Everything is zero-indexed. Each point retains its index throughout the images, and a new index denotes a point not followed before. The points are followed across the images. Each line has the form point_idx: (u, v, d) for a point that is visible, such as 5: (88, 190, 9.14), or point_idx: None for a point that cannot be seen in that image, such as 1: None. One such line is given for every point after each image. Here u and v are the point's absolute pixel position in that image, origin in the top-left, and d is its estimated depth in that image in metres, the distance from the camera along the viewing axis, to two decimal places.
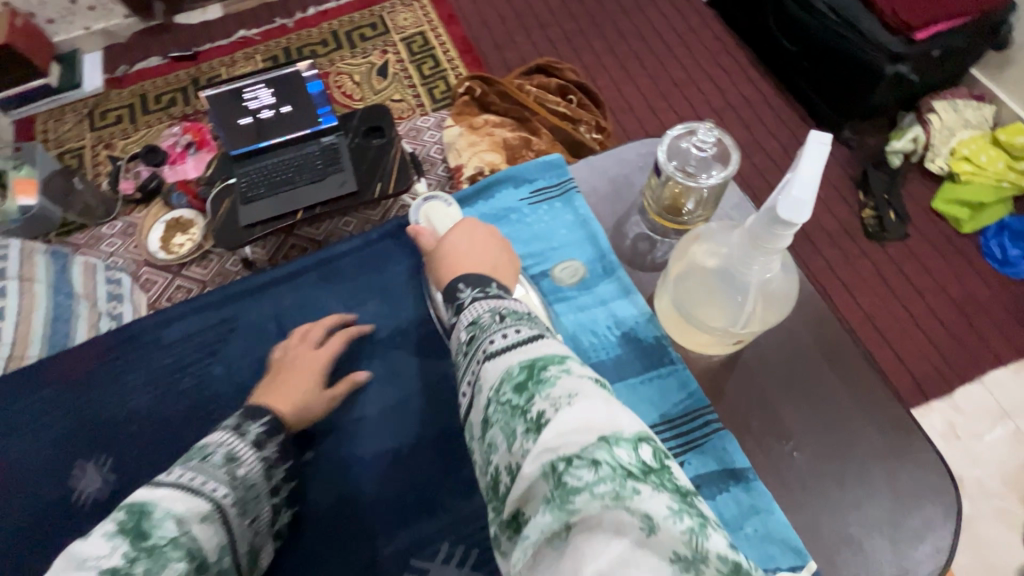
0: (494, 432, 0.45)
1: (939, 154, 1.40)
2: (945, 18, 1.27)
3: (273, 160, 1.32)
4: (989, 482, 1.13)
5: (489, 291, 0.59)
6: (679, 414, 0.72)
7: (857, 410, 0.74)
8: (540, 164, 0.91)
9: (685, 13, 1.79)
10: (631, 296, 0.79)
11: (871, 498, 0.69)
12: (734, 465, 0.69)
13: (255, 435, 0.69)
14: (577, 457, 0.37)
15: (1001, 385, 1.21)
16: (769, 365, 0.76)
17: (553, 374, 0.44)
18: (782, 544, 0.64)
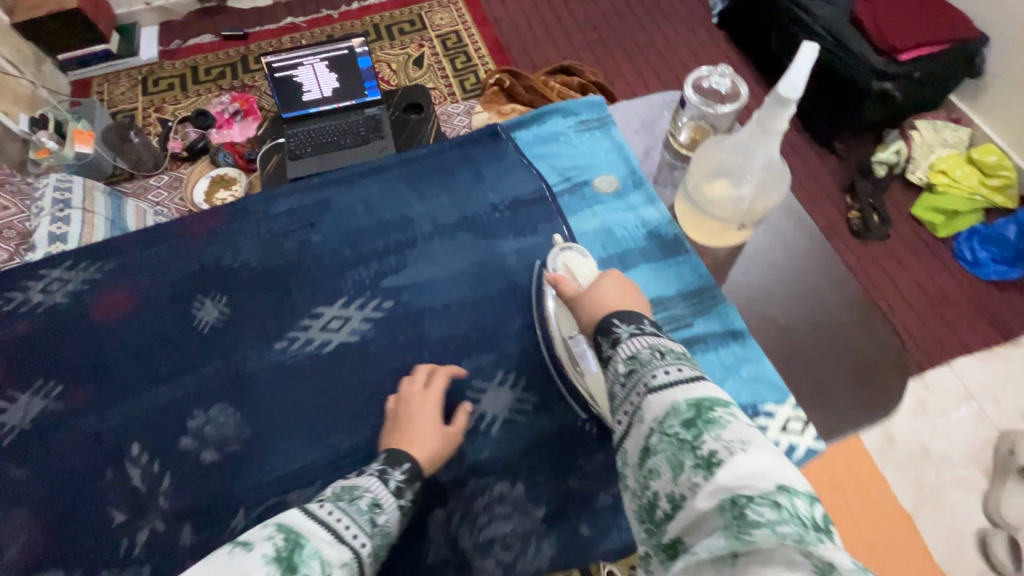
0: (657, 459, 0.49)
1: (919, 167, 1.56)
2: (925, 44, 1.44)
3: (320, 125, 1.45)
4: (953, 455, 1.24)
5: (644, 327, 0.60)
6: (693, 290, 0.86)
7: (838, 298, 0.87)
8: (587, 100, 1.05)
9: (697, 32, 1.97)
10: (656, 204, 0.94)
11: (843, 359, 0.82)
12: (734, 326, 0.83)
13: (394, 484, 0.66)
14: (758, 495, 0.41)
15: (967, 371, 1.34)
16: (765, 255, 0.90)
17: (721, 415, 0.48)
18: (769, 385, 0.78)
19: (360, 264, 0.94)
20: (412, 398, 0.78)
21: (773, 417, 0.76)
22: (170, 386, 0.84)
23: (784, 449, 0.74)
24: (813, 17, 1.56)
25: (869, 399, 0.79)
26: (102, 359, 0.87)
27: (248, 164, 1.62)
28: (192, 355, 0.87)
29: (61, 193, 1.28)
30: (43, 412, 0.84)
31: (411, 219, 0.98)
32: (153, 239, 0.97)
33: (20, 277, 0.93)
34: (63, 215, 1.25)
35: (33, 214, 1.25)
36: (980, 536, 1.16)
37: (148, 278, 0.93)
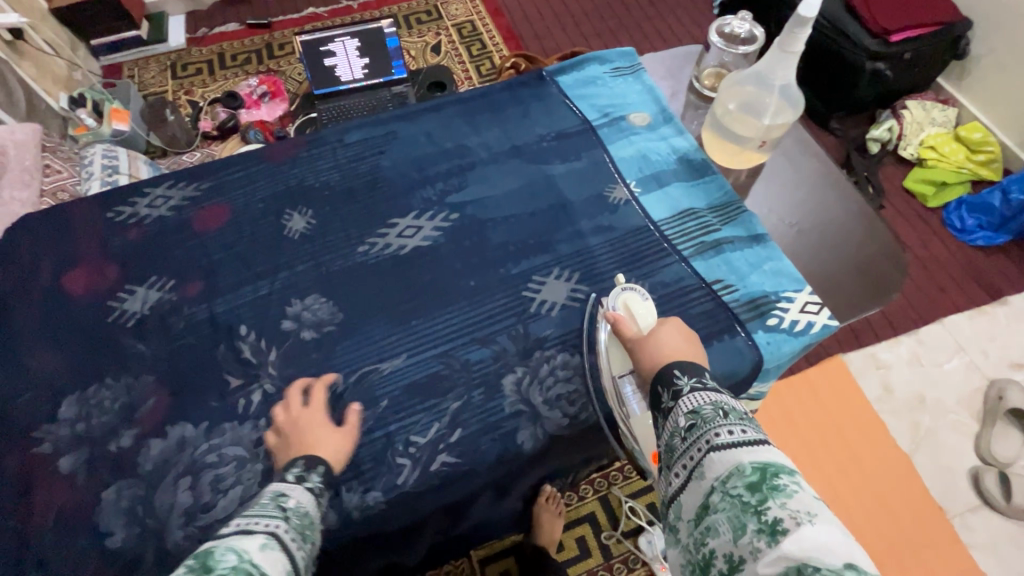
0: (716, 517, 0.49)
1: (910, 143, 1.67)
2: (914, 26, 1.55)
3: (350, 100, 1.53)
4: (946, 401, 1.34)
5: (706, 382, 0.63)
6: (720, 203, 0.97)
7: (840, 209, 1.03)
8: (620, 50, 1.17)
9: (700, 22, 2.08)
10: (685, 134, 1.05)
11: (846, 256, 0.98)
12: (758, 232, 0.94)
13: (293, 476, 0.63)
14: (827, 569, 0.41)
15: (958, 327, 1.43)
16: (777, 176, 1.06)
17: (787, 484, 0.48)
18: (789, 277, 0.89)
19: (426, 184, 1.01)
20: (298, 416, 0.75)
21: (792, 300, 0.87)
22: (270, 280, 0.91)
23: (803, 325, 0.85)
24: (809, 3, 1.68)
25: (872, 289, 0.95)
26: (208, 260, 0.93)
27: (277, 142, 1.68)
28: (284, 257, 0.93)
29: (108, 160, 1.35)
30: (161, 301, 0.89)
31: (468, 147, 1.06)
32: (242, 163, 1.03)
33: (127, 194, 1.00)
34: (112, 180, 1.32)
35: (84, 178, 1.32)
36: (972, 473, 1.24)
37: (242, 194, 1.00)
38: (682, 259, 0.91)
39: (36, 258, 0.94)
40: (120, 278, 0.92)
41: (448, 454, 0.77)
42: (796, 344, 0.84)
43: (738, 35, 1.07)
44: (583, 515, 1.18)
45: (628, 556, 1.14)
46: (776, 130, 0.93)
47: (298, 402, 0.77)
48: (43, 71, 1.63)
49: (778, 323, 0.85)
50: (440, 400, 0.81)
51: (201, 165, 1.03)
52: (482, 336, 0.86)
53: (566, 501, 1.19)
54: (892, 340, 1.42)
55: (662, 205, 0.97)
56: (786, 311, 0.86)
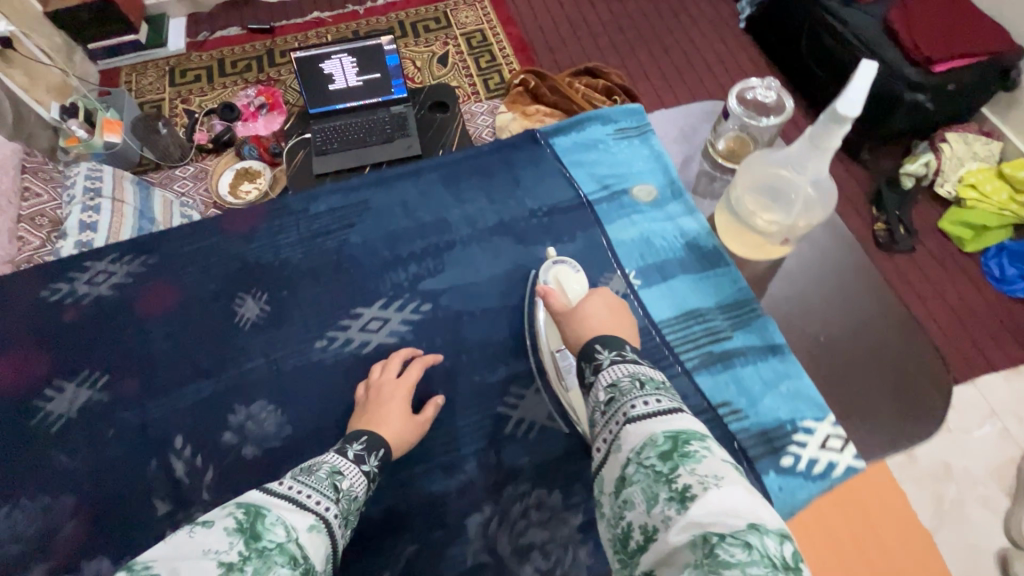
0: (631, 490, 0.49)
1: (948, 180, 1.54)
2: (960, 55, 1.42)
3: (345, 121, 1.46)
4: (974, 471, 1.23)
5: (626, 355, 0.61)
6: (731, 302, 0.88)
7: (880, 314, 0.88)
8: (627, 109, 1.07)
9: (724, 37, 1.96)
10: (695, 214, 0.96)
11: (884, 377, 0.82)
12: (774, 341, 0.84)
13: (354, 453, 0.67)
14: (730, 535, 0.41)
15: (991, 388, 1.32)
16: (805, 270, 0.92)
17: (696, 451, 0.49)
18: (809, 401, 0.80)
19: (399, 266, 0.95)
20: (381, 386, 0.79)
21: (812, 433, 0.78)
22: (212, 381, 0.85)
23: (823, 466, 0.76)
24: (847, 26, 1.54)
25: (917, 418, 0.79)
26: (148, 353, 0.88)
27: (274, 159, 1.64)
28: (235, 352, 0.88)
29: (91, 182, 1.28)
30: (90, 402, 0.85)
31: (449, 222, 0.99)
32: (195, 236, 0.99)
33: (68, 267, 0.95)
34: (94, 205, 1.26)
35: (65, 202, 1.26)
36: (1001, 557, 1.14)
37: (192, 272, 0.95)
38: (685, 371, 0.83)
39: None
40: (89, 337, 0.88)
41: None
42: (814, 489, 0.75)
43: (763, 104, 0.94)
44: None
45: None
46: (801, 228, 0.80)
47: (379, 371, 0.82)
48: (34, 80, 1.57)
49: (794, 464, 0.76)
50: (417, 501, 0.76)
51: (150, 234, 0.98)
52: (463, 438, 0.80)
53: None
54: None
55: (666, 301, 0.89)
56: (804, 447, 0.77)
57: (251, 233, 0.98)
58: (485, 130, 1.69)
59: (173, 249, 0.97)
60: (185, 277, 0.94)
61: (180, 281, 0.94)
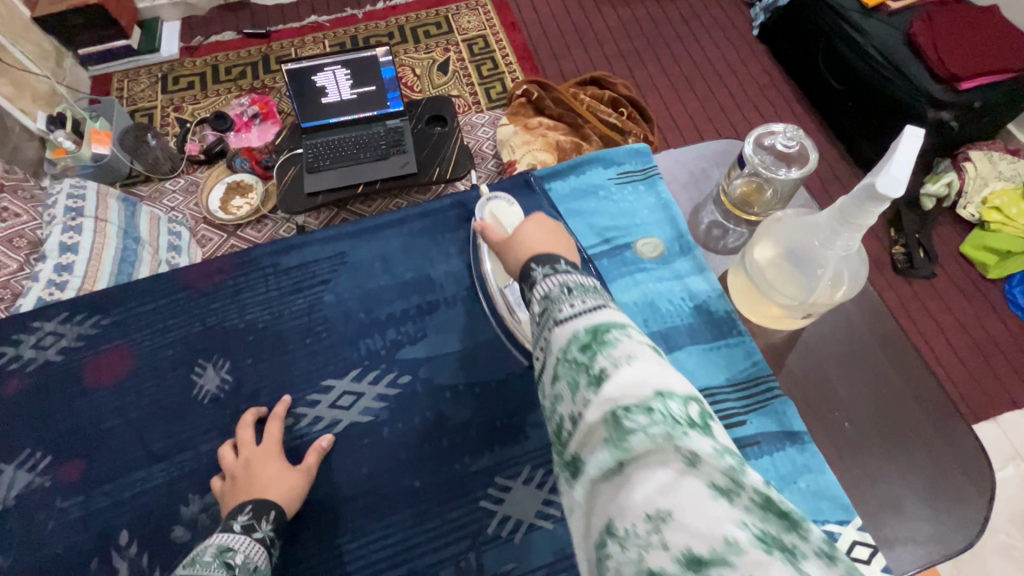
0: (558, 386, 0.46)
1: (972, 201, 1.47)
2: (988, 71, 1.33)
3: (339, 136, 1.40)
4: (995, 518, 1.16)
5: (559, 267, 0.54)
6: (744, 379, 0.81)
7: (908, 393, 0.82)
8: (629, 150, 1.01)
9: (736, 44, 1.87)
10: (705, 273, 0.89)
11: (914, 467, 0.77)
12: (793, 428, 0.77)
13: (241, 524, 0.66)
14: (635, 403, 0.39)
15: (1014, 427, 1.25)
16: (827, 344, 0.86)
17: (615, 336, 0.44)
18: (831, 501, 0.72)
19: (376, 331, 0.89)
20: (247, 459, 0.74)
21: (835, 539, 0.70)
22: (165, 467, 0.78)
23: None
24: (867, 38, 1.46)
25: (951, 522, 0.74)
26: (98, 428, 0.81)
27: (267, 171, 1.56)
28: (191, 431, 0.81)
29: (73, 201, 1.25)
30: (29, 488, 0.77)
31: (434, 280, 0.93)
32: (152, 297, 0.91)
33: (11, 330, 0.88)
34: (75, 225, 1.21)
35: (45, 222, 1.21)
36: None
37: (150, 335, 0.88)
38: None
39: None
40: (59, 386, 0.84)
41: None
42: None
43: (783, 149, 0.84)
44: None
45: None
46: (819, 304, 0.73)
47: (234, 452, 0.76)
48: (20, 89, 1.53)
49: None
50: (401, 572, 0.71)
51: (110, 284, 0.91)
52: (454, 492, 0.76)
53: None
54: None
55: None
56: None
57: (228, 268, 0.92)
58: (487, 143, 1.63)
59: (148, 285, 0.92)
60: (159, 317, 0.89)
61: (152, 320, 0.89)
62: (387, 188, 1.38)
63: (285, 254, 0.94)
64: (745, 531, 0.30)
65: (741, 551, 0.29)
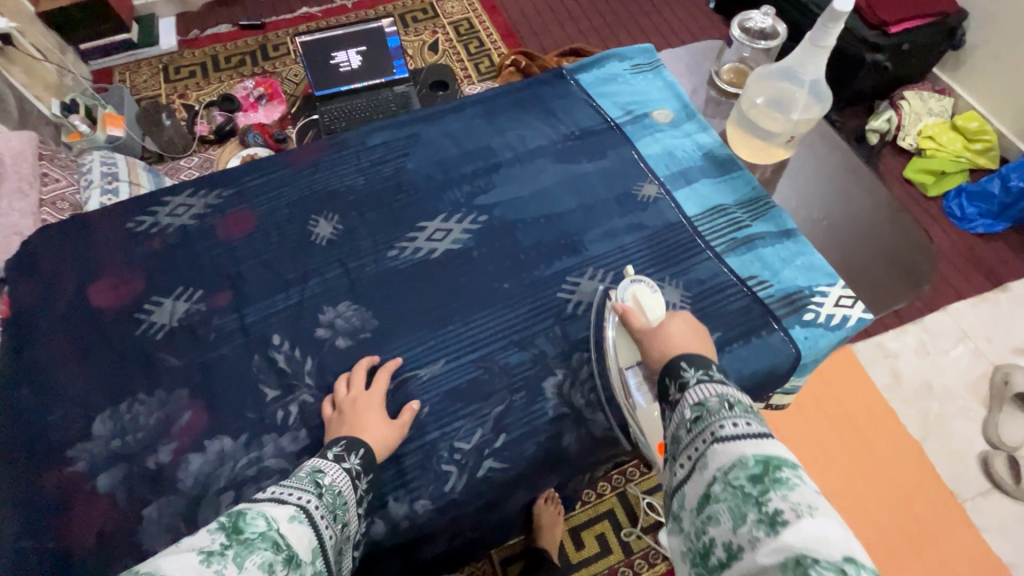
0: (717, 508, 0.50)
1: (909, 134, 1.68)
2: (912, 17, 1.57)
3: (351, 102, 1.51)
4: (953, 387, 1.36)
5: (712, 375, 0.62)
6: (748, 198, 0.98)
7: (871, 205, 1.04)
8: (639, 47, 1.18)
9: (697, 16, 2.09)
10: (709, 131, 1.06)
11: (876, 252, 0.99)
12: (788, 227, 0.95)
13: (333, 454, 0.68)
14: (825, 561, 0.42)
15: (962, 314, 1.46)
16: (805, 170, 1.07)
17: (789, 477, 0.49)
18: (822, 271, 0.90)
19: (456, 185, 1.02)
20: (353, 397, 0.78)
21: (827, 294, 0.88)
22: (269, 314, 0.89)
23: (838, 319, 0.86)
24: None
25: (905, 284, 0.96)
26: (222, 282, 0.92)
27: (278, 144, 1.66)
28: (315, 264, 0.94)
29: (107, 168, 1.31)
30: (189, 313, 0.89)
31: (494, 147, 1.06)
32: (265, 168, 1.04)
33: (147, 203, 1.00)
34: (112, 188, 1.28)
35: (83, 187, 1.28)
36: (981, 457, 1.27)
37: (266, 202, 1.00)
38: (716, 256, 0.91)
39: (56, 270, 0.93)
40: (127, 303, 0.90)
41: (493, 459, 0.78)
42: (833, 337, 0.85)
43: (762, 30, 1.10)
44: (603, 512, 1.18)
45: (648, 551, 1.14)
46: (801, 126, 0.95)
47: (346, 386, 0.80)
48: (33, 78, 1.59)
49: (815, 318, 0.86)
50: (482, 406, 0.82)
51: (167, 213, 0.99)
52: (514, 347, 0.86)
53: (583, 498, 1.19)
54: (899, 330, 1.44)
55: (692, 201, 0.98)
56: (821, 305, 0.87)
57: (276, 192, 1.01)
58: None
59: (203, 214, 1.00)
60: (216, 237, 0.96)
61: (207, 240, 0.96)
62: None
63: (327, 181, 1.03)
64: None
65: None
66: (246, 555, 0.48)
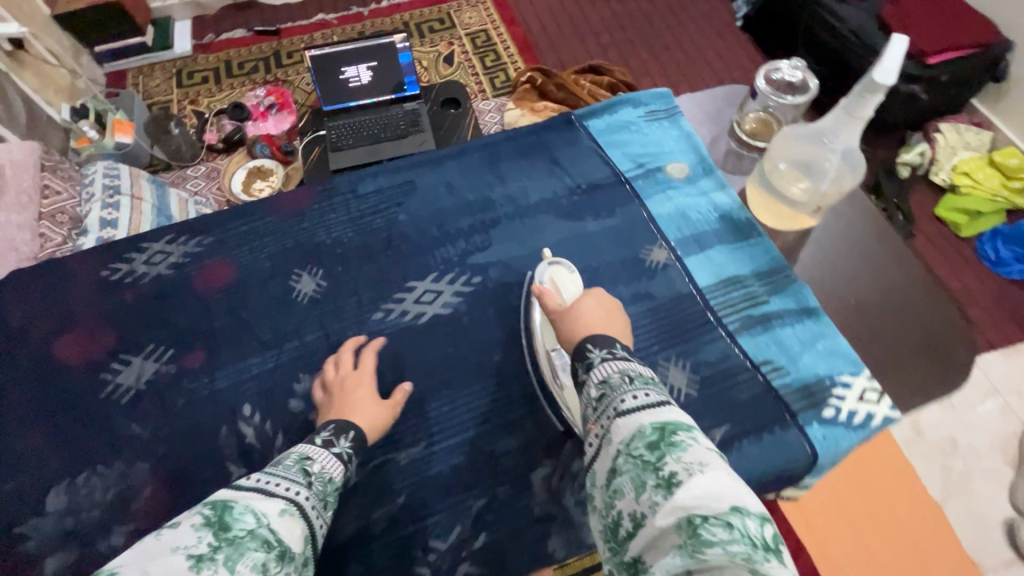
0: (622, 480, 0.52)
1: (942, 168, 1.60)
2: (952, 47, 1.48)
3: (360, 118, 1.48)
4: (980, 443, 1.28)
5: (616, 352, 0.64)
6: (766, 269, 0.94)
7: (903, 278, 0.97)
8: (655, 92, 1.14)
9: (723, 34, 2.01)
10: (726, 190, 1.02)
11: (910, 334, 0.92)
12: (808, 304, 0.91)
13: (322, 439, 0.71)
14: (713, 516, 0.44)
15: (993, 367, 1.37)
16: (833, 239, 1.00)
17: (683, 440, 0.51)
18: (844, 358, 0.86)
19: (448, 241, 0.99)
20: (344, 379, 0.82)
21: (849, 387, 0.84)
22: (257, 365, 0.88)
23: (861, 416, 0.82)
24: (841, 21, 1.60)
25: (942, 378, 0.88)
26: (206, 330, 0.91)
27: (285, 156, 1.64)
28: (294, 326, 0.92)
29: (110, 180, 1.28)
30: (157, 375, 0.88)
31: (492, 201, 1.03)
32: (250, 215, 1.02)
33: (126, 248, 0.98)
34: (113, 202, 1.25)
35: (84, 200, 1.25)
36: (1005, 526, 1.19)
37: (248, 251, 0.98)
38: (728, 335, 0.88)
39: (44, 307, 0.93)
40: (108, 350, 0.89)
41: (471, 562, 0.77)
42: (854, 438, 0.81)
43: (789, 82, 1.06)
44: None
45: None
46: (830, 198, 0.89)
47: (335, 367, 0.85)
48: (44, 81, 1.58)
49: (835, 415, 0.82)
50: (465, 498, 0.80)
51: (160, 250, 0.98)
52: (506, 426, 0.85)
53: None
54: None
55: (705, 270, 0.95)
56: (843, 400, 0.83)
57: (269, 229, 1.00)
58: (494, 127, 1.70)
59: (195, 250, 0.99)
60: (207, 276, 0.96)
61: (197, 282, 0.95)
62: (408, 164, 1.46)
63: (322, 218, 1.02)
64: None
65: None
66: (237, 559, 0.47)
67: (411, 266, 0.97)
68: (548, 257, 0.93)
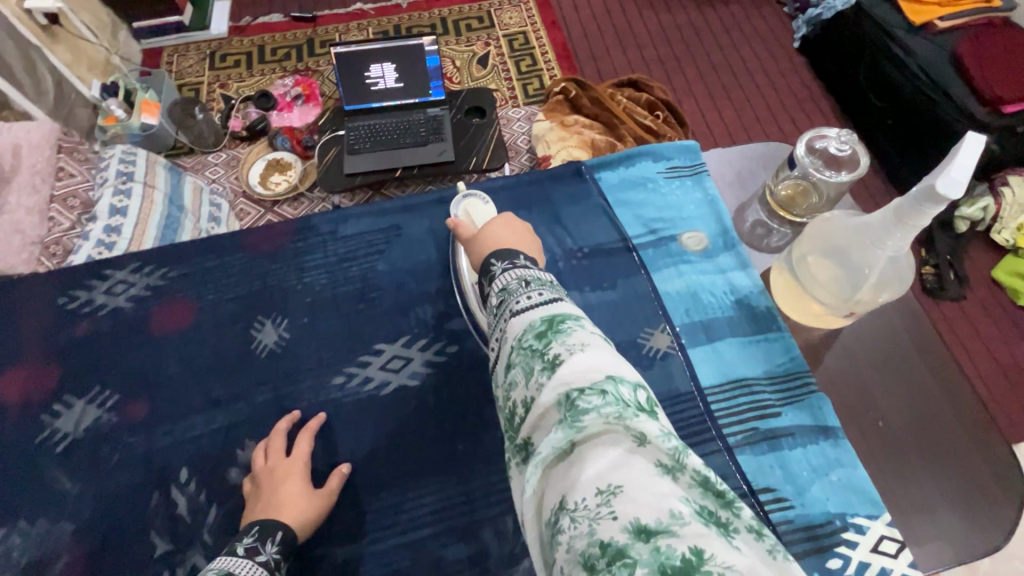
0: (515, 372, 0.49)
1: (1006, 226, 1.44)
2: None
3: (380, 121, 1.43)
4: (1012, 545, 1.16)
5: (517, 262, 0.60)
6: (781, 372, 0.87)
7: (944, 401, 0.87)
8: (679, 146, 1.07)
9: (778, 56, 1.87)
10: (748, 269, 0.95)
11: (945, 472, 0.82)
12: (826, 423, 0.83)
13: (245, 547, 0.67)
14: (588, 387, 0.43)
15: None
16: (866, 347, 0.91)
17: (569, 326, 0.49)
18: (862, 496, 0.77)
19: (425, 302, 0.95)
20: (272, 467, 0.78)
21: (863, 532, 0.75)
22: (220, 411, 0.86)
23: (873, 571, 0.72)
24: (911, 55, 1.46)
25: (979, 533, 0.79)
26: (175, 366, 0.89)
27: (306, 151, 1.59)
28: (244, 385, 0.88)
29: (125, 165, 1.26)
30: (95, 424, 0.85)
31: None
32: (219, 252, 0.99)
33: (86, 275, 0.97)
34: (125, 188, 1.23)
35: (97, 184, 1.24)
36: None
37: (209, 293, 0.95)
38: (725, 448, 0.80)
39: (26, 324, 0.93)
40: (77, 378, 0.89)
41: None
42: None
43: (835, 156, 0.95)
44: None
45: None
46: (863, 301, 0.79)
47: (265, 455, 0.80)
48: (77, 56, 1.57)
49: (842, 567, 0.73)
50: None
51: (146, 270, 0.98)
52: (461, 529, 0.77)
53: None
54: None
55: (711, 365, 0.88)
56: (853, 549, 0.74)
57: (253, 259, 0.98)
58: (521, 137, 1.63)
59: (179, 277, 0.97)
60: (187, 306, 0.94)
61: (178, 312, 0.94)
62: (423, 174, 1.41)
63: (314, 250, 0.99)
64: (688, 506, 0.38)
65: (683, 522, 0.36)
66: None
67: (389, 321, 0.93)
68: (462, 190, 0.97)
